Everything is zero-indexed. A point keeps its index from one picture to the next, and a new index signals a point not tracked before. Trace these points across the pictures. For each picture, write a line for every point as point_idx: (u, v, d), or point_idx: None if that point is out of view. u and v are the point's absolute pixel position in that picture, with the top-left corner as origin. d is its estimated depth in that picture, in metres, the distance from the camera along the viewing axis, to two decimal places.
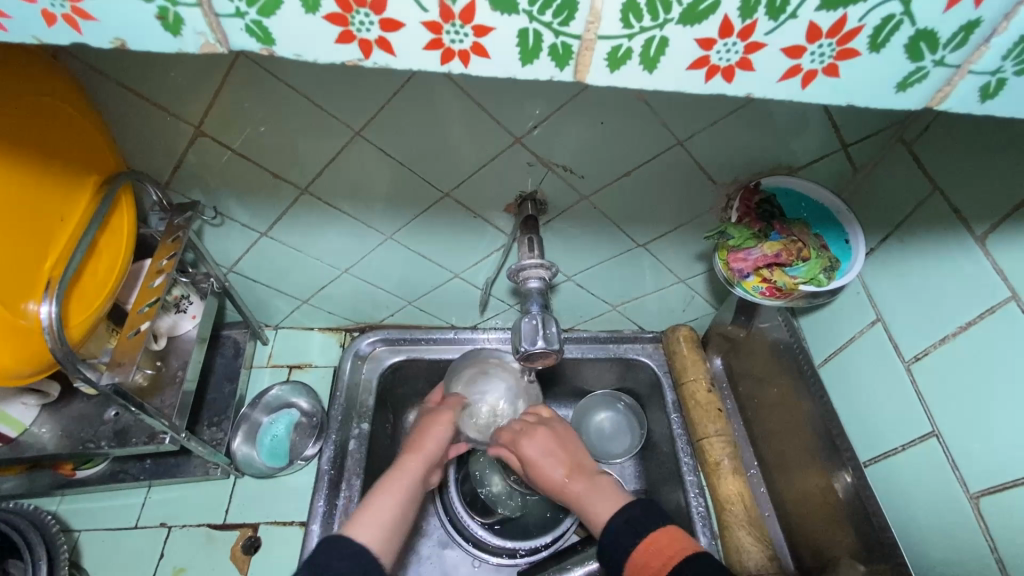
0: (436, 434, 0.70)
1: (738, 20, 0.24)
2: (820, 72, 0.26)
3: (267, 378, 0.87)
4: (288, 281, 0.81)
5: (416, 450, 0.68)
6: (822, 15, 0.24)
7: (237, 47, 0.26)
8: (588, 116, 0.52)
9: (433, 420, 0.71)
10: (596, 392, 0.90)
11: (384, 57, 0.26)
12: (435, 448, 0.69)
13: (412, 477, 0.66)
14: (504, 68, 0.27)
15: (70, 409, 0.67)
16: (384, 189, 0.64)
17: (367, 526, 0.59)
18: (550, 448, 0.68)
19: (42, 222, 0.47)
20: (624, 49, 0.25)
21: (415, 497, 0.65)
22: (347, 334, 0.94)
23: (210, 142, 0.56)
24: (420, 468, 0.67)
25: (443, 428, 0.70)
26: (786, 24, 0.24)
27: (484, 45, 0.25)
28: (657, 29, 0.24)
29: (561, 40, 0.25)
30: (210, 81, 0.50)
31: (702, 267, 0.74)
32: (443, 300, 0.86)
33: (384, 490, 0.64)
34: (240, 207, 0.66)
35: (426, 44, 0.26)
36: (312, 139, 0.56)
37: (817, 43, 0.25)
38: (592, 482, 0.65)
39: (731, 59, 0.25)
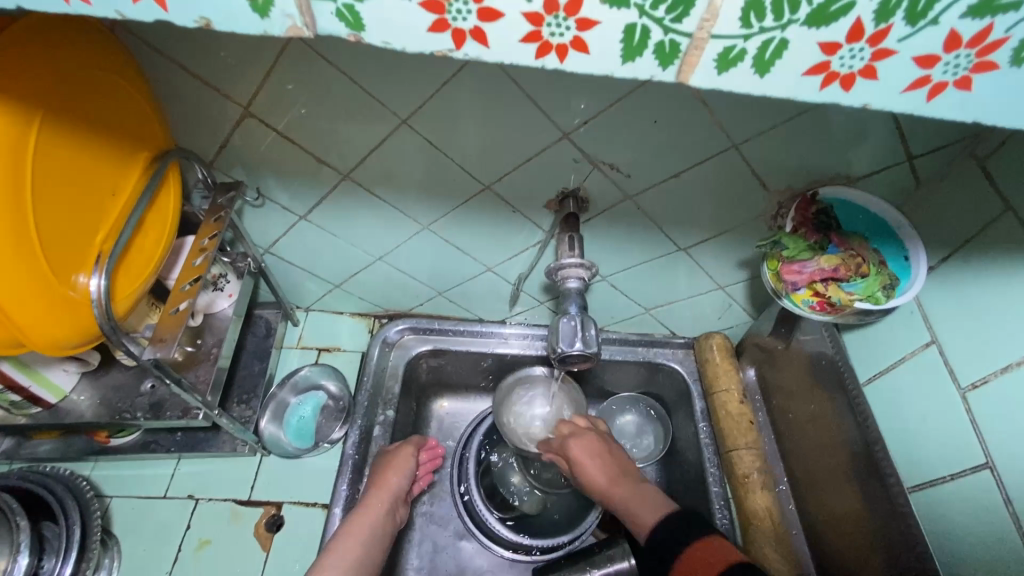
0: (399, 469, 0.74)
1: (872, 24, 0.22)
2: (951, 84, 0.24)
3: (296, 359, 0.88)
4: (323, 265, 0.82)
5: (384, 490, 0.71)
6: (967, 23, 0.22)
7: (323, 31, 0.26)
8: (640, 115, 0.51)
9: (398, 454, 0.75)
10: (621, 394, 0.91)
11: (476, 49, 0.25)
12: (395, 489, 0.72)
13: (374, 517, 0.69)
14: (602, 65, 0.26)
15: (108, 378, 0.69)
16: (423, 178, 0.63)
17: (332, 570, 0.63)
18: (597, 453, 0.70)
19: (96, 196, 0.47)
20: (737, 50, 0.24)
21: (380, 534, 0.68)
22: (375, 320, 0.94)
23: (256, 124, 0.56)
24: (381, 512, 0.69)
25: (400, 471, 0.73)
26: (924, 32, 0.22)
27: (586, 40, 0.24)
28: (778, 31, 0.23)
29: (670, 37, 0.24)
30: (264, 62, 0.49)
31: (742, 275, 0.72)
32: (473, 292, 0.86)
33: (348, 537, 0.66)
34: (282, 189, 0.66)
35: (524, 36, 0.25)
36: (359, 125, 0.56)
37: (954, 53, 0.23)
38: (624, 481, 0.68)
39: (854, 66, 0.24)
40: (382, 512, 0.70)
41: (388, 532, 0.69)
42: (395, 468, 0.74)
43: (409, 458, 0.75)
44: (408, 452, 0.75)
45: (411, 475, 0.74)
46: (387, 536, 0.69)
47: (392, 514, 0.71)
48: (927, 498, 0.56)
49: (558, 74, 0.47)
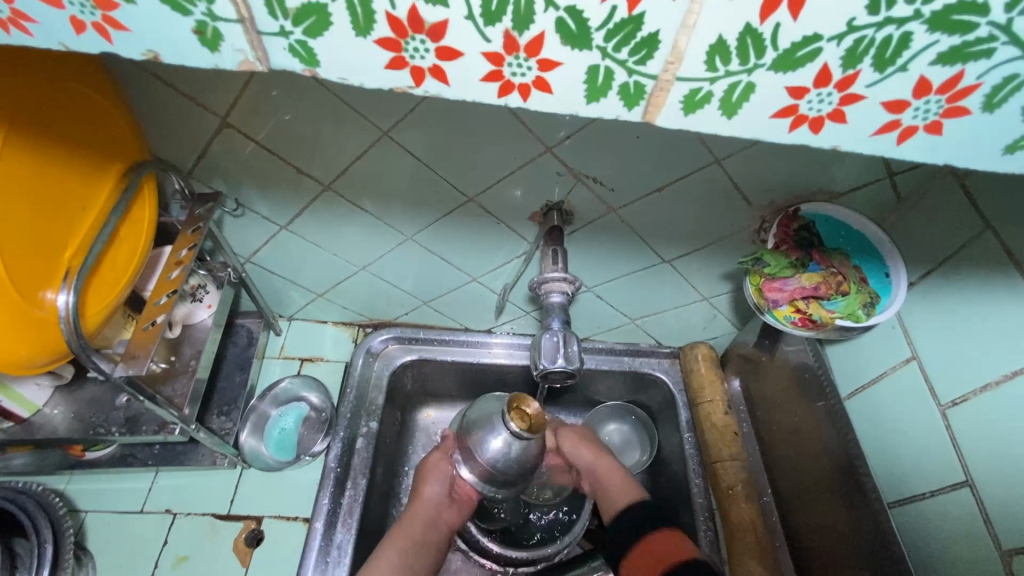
0: (431, 480, 0.73)
1: (839, 69, 0.22)
2: (921, 128, 0.24)
3: (278, 370, 0.87)
4: (305, 274, 0.80)
5: (421, 502, 0.71)
6: (936, 70, 0.21)
7: (276, 66, 0.25)
8: (623, 130, 0.50)
9: (433, 462, 0.75)
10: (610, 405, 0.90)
11: (436, 86, 0.25)
12: (431, 499, 0.72)
13: (411, 530, 0.69)
14: (567, 104, 0.25)
15: (82, 392, 0.67)
16: (405, 189, 0.63)
17: None
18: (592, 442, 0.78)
19: (64, 213, 0.46)
20: (703, 93, 0.24)
21: (425, 541, 0.69)
22: (359, 329, 0.93)
23: (235, 134, 0.56)
24: (417, 523, 0.70)
25: (436, 479, 0.73)
26: (892, 78, 0.22)
27: (548, 80, 0.24)
28: (745, 74, 0.23)
29: (634, 79, 0.24)
30: (240, 75, 0.49)
31: (727, 287, 0.72)
32: (458, 302, 0.85)
33: (378, 555, 0.67)
34: (262, 199, 0.65)
35: (484, 75, 0.24)
36: (340, 138, 0.56)
37: (924, 99, 0.23)
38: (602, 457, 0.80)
39: (823, 110, 0.24)
40: (421, 523, 0.70)
41: (433, 543, 0.70)
42: (427, 481, 0.73)
43: (440, 468, 0.74)
44: (439, 460, 0.75)
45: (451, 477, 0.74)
46: (433, 548, 0.70)
47: (439, 522, 0.71)
48: (909, 514, 0.56)
49: None
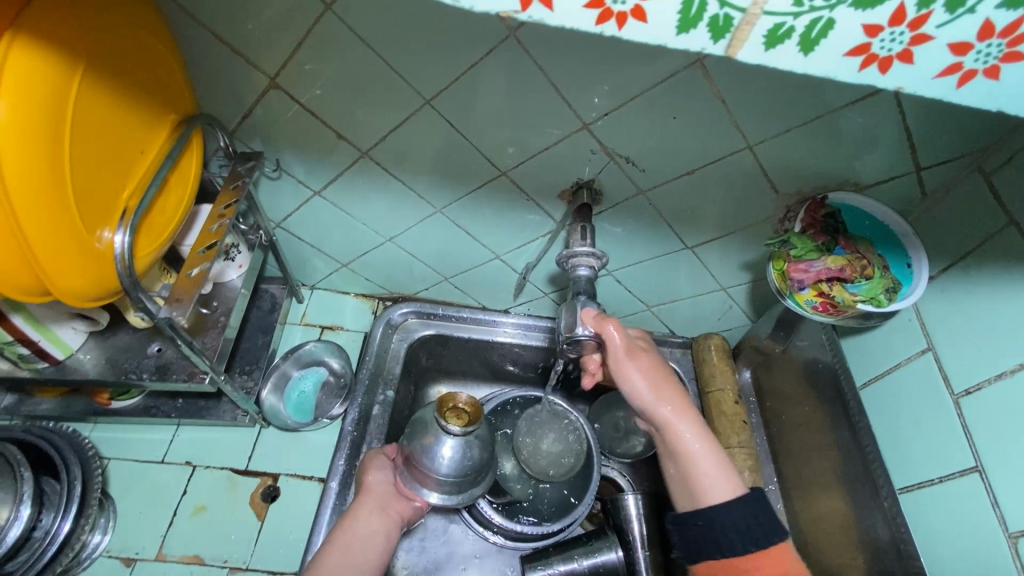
0: (375, 472, 0.71)
1: (914, 9, 0.23)
2: (981, 72, 0.25)
3: (299, 335, 0.89)
4: (333, 242, 0.82)
5: (365, 491, 0.69)
6: (1001, 13, 0.22)
7: None
8: (660, 110, 0.52)
9: (374, 455, 0.73)
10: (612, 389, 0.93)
11: (539, 12, 0.24)
12: (376, 487, 0.69)
13: (360, 521, 0.66)
14: (656, 35, 0.25)
15: (115, 339, 0.69)
16: (440, 161, 0.64)
17: None
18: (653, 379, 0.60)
19: (125, 153, 0.48)
20: (786, 27, 0.24)
21: (369, 541, 0.65)
22: (379, 302, 0.95)
23: (281, 95, 0.58)
24: (365, 512, 0.67)
25: (380, 469, 0.71)
26: (959, 19, 0.23)
27: (646, 8, 0.24)
28: (826, 10, 0.23)
29: (725, 11, 0.23)
30: (294, 33, 0.51)
31: (746, 277, 0.73)
32: (478, 280, 0.87)
33: (333, 544, 0.64)
34: (300, 163, 0.67)
35: (586, 3, 0.24)
36: (382, 104, 0.57)
37: (987, 42, 0.23)
38: (705, 441, 0.58)
39: (893, 49, 0.24)
40: (365, 513, 0.67)
41: (382, 530, 0.66)
42: (371, 474, 0.71)
43: (382, 464, 0.72)
44: (378, 457, 0.73)
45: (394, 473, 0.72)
46: (382, 539, 0.66)
47: (386, 511, 0.68)
48: (915, 500, 0.57)
49: (584, 65, 0.49)
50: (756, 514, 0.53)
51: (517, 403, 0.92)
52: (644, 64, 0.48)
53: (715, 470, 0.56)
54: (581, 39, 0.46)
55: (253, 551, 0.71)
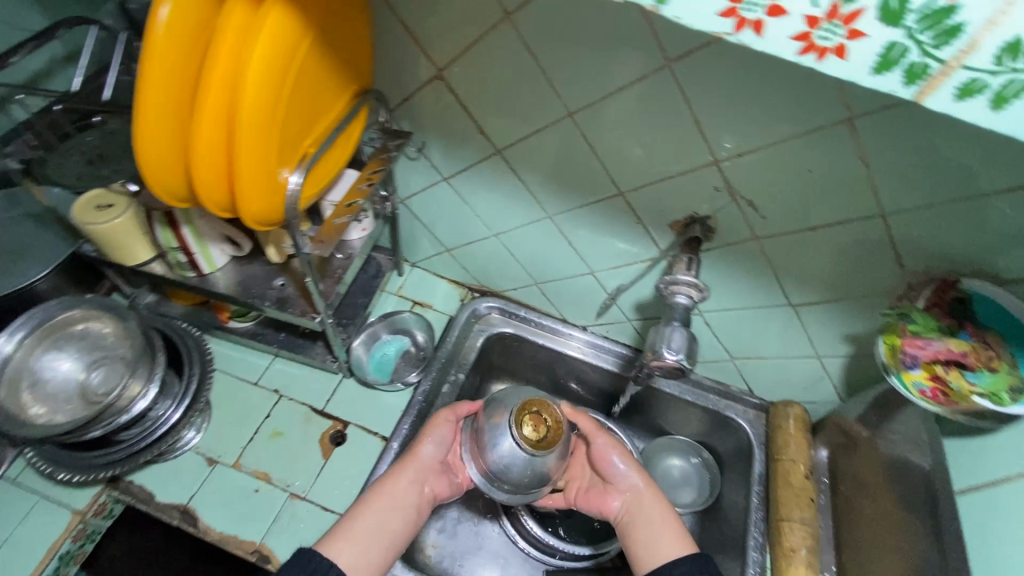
0: (429, 441, 0.74)
1: None
2: None
3: (393, 304, 0.97)
4: (445, 228, 0.89)
5: (411, 458, 0.72)
6: None
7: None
8: (797, 161, 0.53)
9: (437, 424, 0.75)
10: (670, 436, 0.95)
11: (747, 37, 0.25)
12: (423, 461, 0.73)
13: (402, 489, 0.70)
14: (849, 75, 0.25)
15: (249, 266, 0.79)
16: (563, 172, 0.68)
17: (343, 546, 0.63)
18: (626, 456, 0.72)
19: (317, 109, 0.56)
20: (983, 85, 0.23)
21: (402, 507, 0.69)
22: (468, 292, 1.01)
23: (442, 86, 0.65)
24: (407, 479, 0.70)
25: (434, 442, 0.74)
26: None
27: (849, 49, 0.24)
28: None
29: (923, 61, 0.23)
30: (472, 34, 0.58)
31: (846, 350, 0.71)
32: (566, 291, 0.89)
33: (376, 500, 0.68)
34: (439, 149, 0.74)
35: (794, 35, 0.25)
36: (527, 110, 0.63)
37: None
38: (661, 508, 0.68)
39: None
40: (407, 481, 0.71)
41: (413, 503, 0.70)
42: (425, 442, 0.73)
43: (441, 433, 0.74)
44: (442, 424, 0.75)
45: (444, 448, 0.75)
46: (412, 512, 0.69)
47: (422, 484, 0.72)
48: None
49: (731, 104, 0.52)
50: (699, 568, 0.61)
51: None
52: (791, 111, 0.49)
53: (669, 534, 0.66)
54: (734, 78, 0.49)
55: (313, 484, 0.77)
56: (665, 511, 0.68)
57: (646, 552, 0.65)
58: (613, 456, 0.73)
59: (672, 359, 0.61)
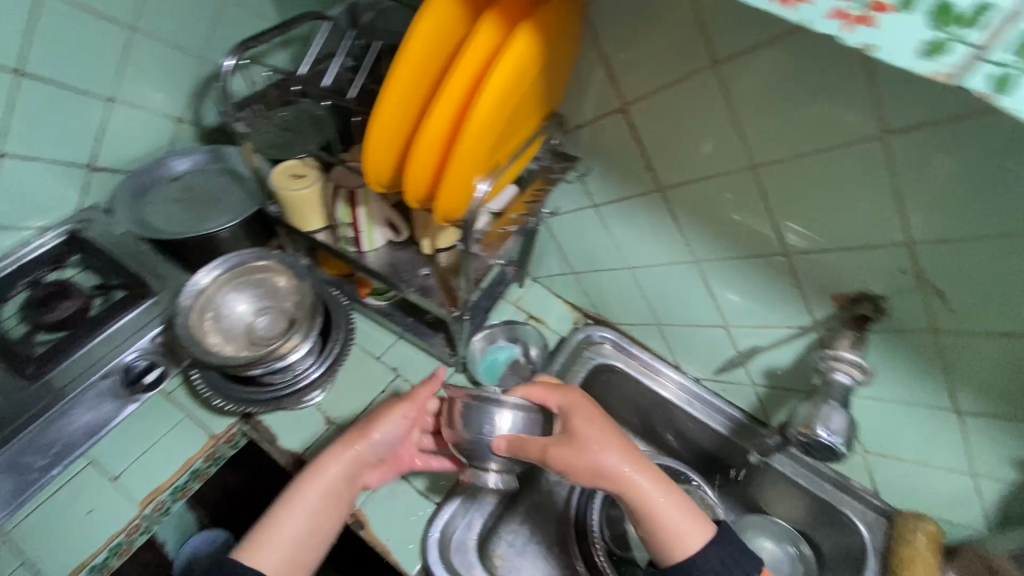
0: (371, 437, 0.71)
1: None
2: None
3: (510, 314, 0.99)
4: (578, 251, 0.91)
5: (342, 454, 0.69)
6: None
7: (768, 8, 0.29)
8: (1012, 260, 0.49)
9: (383, 414, 0.72)
10: (766, 517, 0.88)
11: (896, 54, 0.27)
12: (362, 450, 0.70)
13: (332, 484, 0.67)
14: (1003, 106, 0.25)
15: (402, 252, 0.86)
16: (725, 222, 0.68)
17: (268, 552, 0.62)
18: (602, 427, 0.65)
19: (517, 127, 0.60)
20: None
21: (335, 498, 0.67)
22: (582, 317, 1.01)
23: (623, 121, 0.67)
24: (338, 470, 0.68)
25: (377, 433, 0.71)
26: None
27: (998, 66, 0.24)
28: None
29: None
30: (668, 77, 0.60)
31: (1011, 474, 0.63)
32: (689, 339, 0.87)
33: (301, 497, 0.65)
34: (598, 178, 0.76)
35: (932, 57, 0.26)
36: (705, 156, 0.63)
37: None
38: (681, 499, 0.64)
39: None
40: (338, 473, 0.68)
41: (341, 496, 0.68)
42: (377, 429, 0.71)
43: (391, 420, 0.72)
44: (398, 410, 0.72)
45: (385, 441, 0.71)
46: (342, 504, 0.68)
47: (353, 474, 0.70)
48: None
49: (948, 188, 0.49)
50: (729, 555, 0.61)
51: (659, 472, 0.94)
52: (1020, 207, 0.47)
53: (684, 525, 0.62)
54: (958, 161, 0.47)
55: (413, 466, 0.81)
56: (664, 488, 0.63)
57: (668, 538, 0.62)
58: (596, 435, 0.63)
59: (829, 440, 0.58)
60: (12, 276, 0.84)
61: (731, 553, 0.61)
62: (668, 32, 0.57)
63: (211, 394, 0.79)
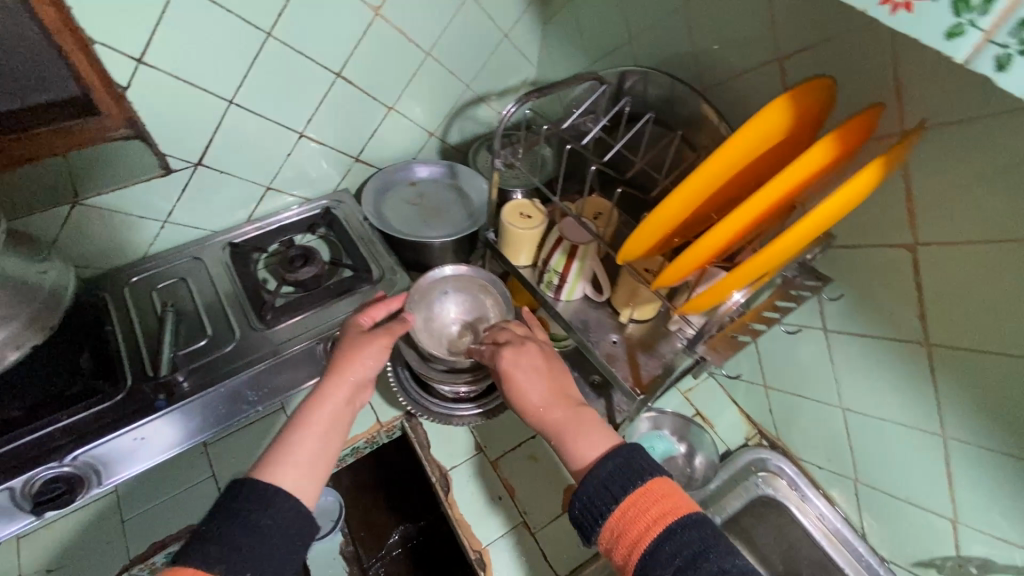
0: (365, 361, 0.69)
1: None
2: None
3: (676, 403, 0.93)
4: (778, 367, 0.82)
5: (344, 377, 0.67)
6: None
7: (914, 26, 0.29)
8: None
9: (368, 342, 0.69)
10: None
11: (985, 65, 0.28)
12: (358, 375, 0.68)
13: (335, 410, 0.66)
14: None
15: (595, 312, 0.85)
16: (1009, 409, 0.56)
17: (291, 471, 0.60)
18: (536, 370, 0.71)
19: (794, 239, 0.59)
20: None
21: (336, 423, 0.65)
22: (756, 434, 0.91)
23: (907, 260, 0.59)
24: (334, 399, 0.66)
25: (365, 361, 0.69)
26: None
27: None
28: None
29: None
30: (995, 235, 0.51)
31: None
32: (894, 512, 0.74)
33: (306, 426, 0.64)
34: (844, 306, 0.68)
35: None
36: (1012, 330, 0.53)
37: None
38: (577, 412, 0.68)
39: None
40: (341, 402, 0.66)
41: (344, 419, 0.66)
42: (367, 355, 0.69)
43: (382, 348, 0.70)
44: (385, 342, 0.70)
45: (376, 367, 0.70)
46: (341, 426, 0.66)
47: (352, 401, 0.68)
48: None
49: None
50: (620, 465, 0.60)
51: None
52: None
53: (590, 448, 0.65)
54: None
55: (543, 526, 0.79)
56: (581, 420, 0.67)
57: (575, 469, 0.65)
58: (525, 383, 0.70)
59: None
60: (275, 233, 1.01)
61: (626, 456, 0.61)
62: (1012, 187, 0.49)
63: (398, 389, 0.86)
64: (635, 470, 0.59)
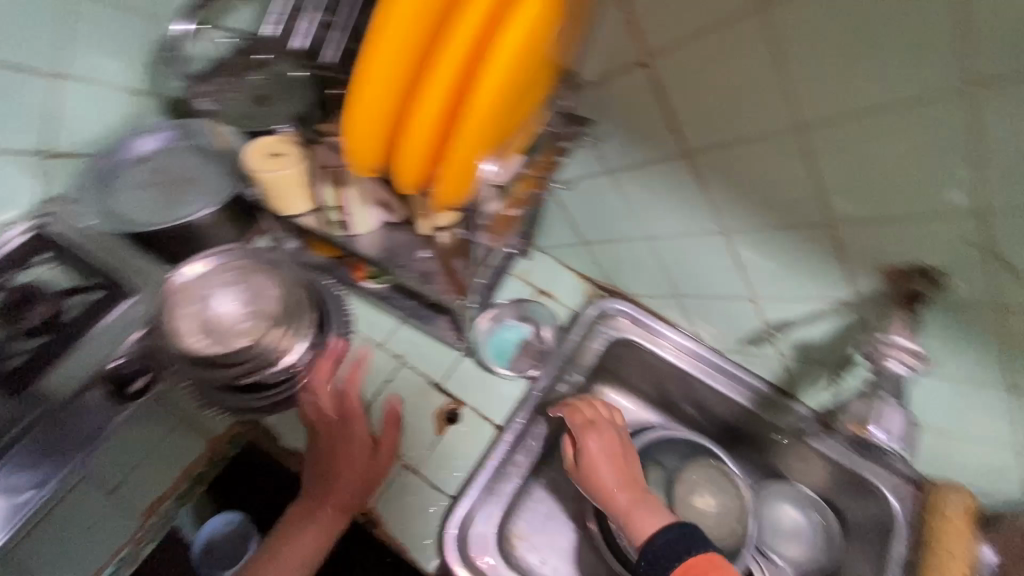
0: (348, 479, 0.73)
1: None
2: None
3: (516, 290, 0.93)
4: (589, 221, 0.84)
5: (333, 502, 0.72)
6: None
7: None
8: None
9: (348, 449, 0.73)
10: (783, 481, 0.87)
11: None
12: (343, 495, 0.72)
13: (318, 528, 0.71)
14: None
15: (397, 234, 0.79)
16: (760, 190, 0.60)
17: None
18: (609, 444, 0.74)
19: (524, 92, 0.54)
20: None
21: (317, 535, 0.71)
22: (595, 289, 0.95)
23: (644, 76, 0.58)
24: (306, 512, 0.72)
25: (351, 483, 0.73)
26: None
27: None
28: None
29: None
30: (701, 26, 0.51)
31: None
32: (712, 311, 0.82)
33: (291, 541, 0.71)
34: (614, 142, 0.68)
35: None
36: (744, 116, 0.55)
37: None
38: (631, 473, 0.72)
39: None
40: (322, 515, 0.72)
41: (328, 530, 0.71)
42: (342, 464, 0.73)
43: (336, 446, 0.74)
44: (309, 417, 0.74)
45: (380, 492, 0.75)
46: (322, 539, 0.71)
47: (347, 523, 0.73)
48: None
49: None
50: (685, 540, 0.62)
51: (676, 446, 0.87)
52: None
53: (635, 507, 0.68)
54: None
55: (425, 460, 0.78)
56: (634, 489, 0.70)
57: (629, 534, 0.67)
58: (606, 472, 0.71)
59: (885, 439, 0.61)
60: None
61: (685, 532, 0.63)
62: None
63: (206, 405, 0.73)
64: (691, 542, 0.62)
